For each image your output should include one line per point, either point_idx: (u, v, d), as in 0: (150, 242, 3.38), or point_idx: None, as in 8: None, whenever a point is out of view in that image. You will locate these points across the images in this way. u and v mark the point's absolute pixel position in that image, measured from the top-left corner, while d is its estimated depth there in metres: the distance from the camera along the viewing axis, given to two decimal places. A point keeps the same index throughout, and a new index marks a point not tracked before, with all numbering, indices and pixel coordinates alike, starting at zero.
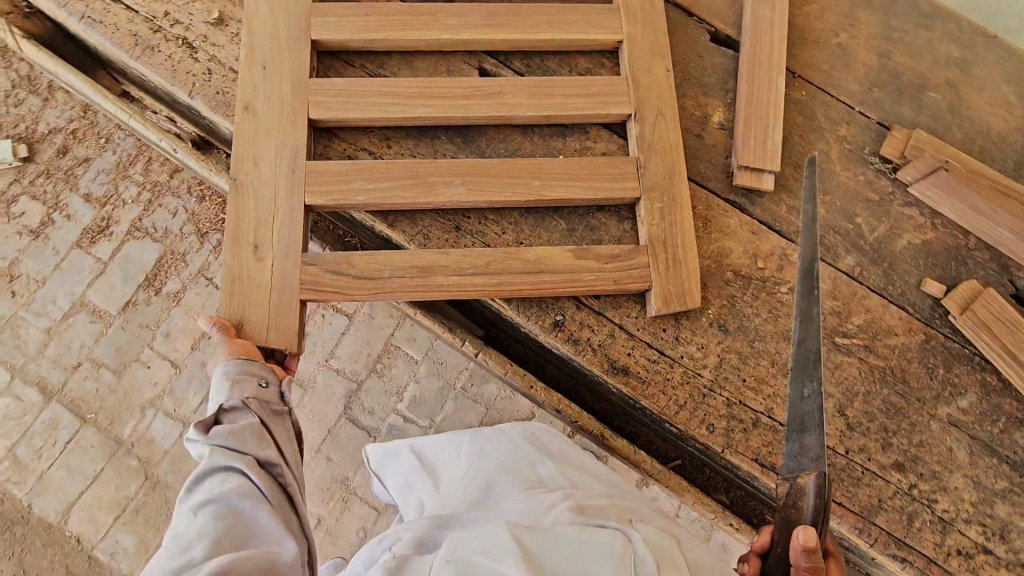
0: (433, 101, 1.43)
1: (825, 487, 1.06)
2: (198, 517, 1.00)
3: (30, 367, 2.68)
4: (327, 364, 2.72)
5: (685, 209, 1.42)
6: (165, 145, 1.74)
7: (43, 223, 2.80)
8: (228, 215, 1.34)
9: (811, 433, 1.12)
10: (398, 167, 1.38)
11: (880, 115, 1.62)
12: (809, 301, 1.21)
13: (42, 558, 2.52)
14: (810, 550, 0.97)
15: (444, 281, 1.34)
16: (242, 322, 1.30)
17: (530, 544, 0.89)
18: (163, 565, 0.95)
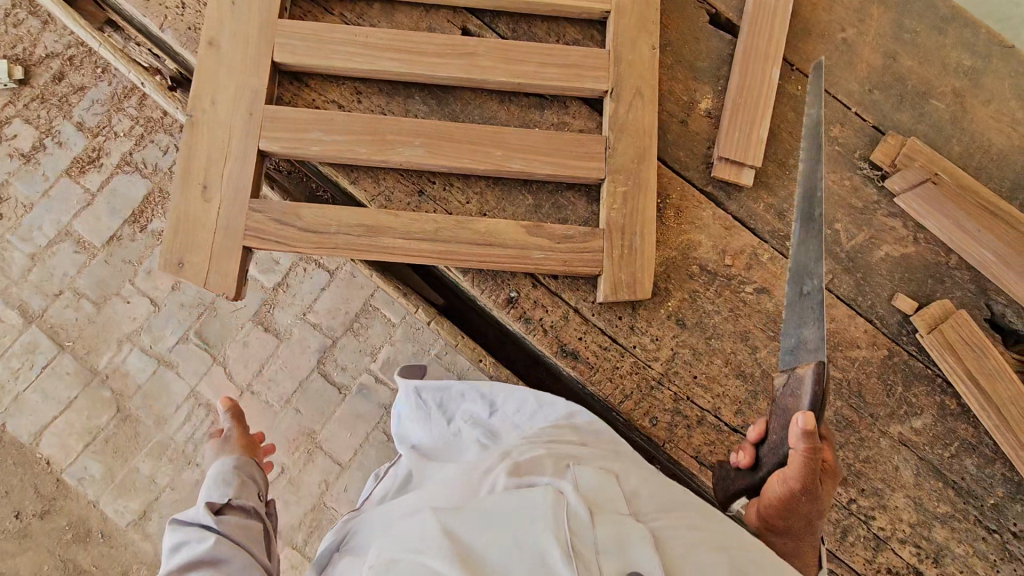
0: (404, 57, 1.39)
1: (823, 375, 1.06)
2: None
3: (12, 290, 2.70)
4: (304, 316, 2.73)
5: (649, 195, 1.38)
6: (133, 77, 1.75)
7: (35, 147, 2.79)
8: (180, 152, 1.31)
9: (810, 327, 1.11)
10: (357, 121, 1.35)
11: (876, 119, 1.55)
12: (810, 203, 1.19)
13: (12, 476, 2.59)
14: (809, 433, 0.99)
15: (392, 243, 1.32)
16: (183, 263, 1.28)
17: (454, 526, 0.79)
18: None
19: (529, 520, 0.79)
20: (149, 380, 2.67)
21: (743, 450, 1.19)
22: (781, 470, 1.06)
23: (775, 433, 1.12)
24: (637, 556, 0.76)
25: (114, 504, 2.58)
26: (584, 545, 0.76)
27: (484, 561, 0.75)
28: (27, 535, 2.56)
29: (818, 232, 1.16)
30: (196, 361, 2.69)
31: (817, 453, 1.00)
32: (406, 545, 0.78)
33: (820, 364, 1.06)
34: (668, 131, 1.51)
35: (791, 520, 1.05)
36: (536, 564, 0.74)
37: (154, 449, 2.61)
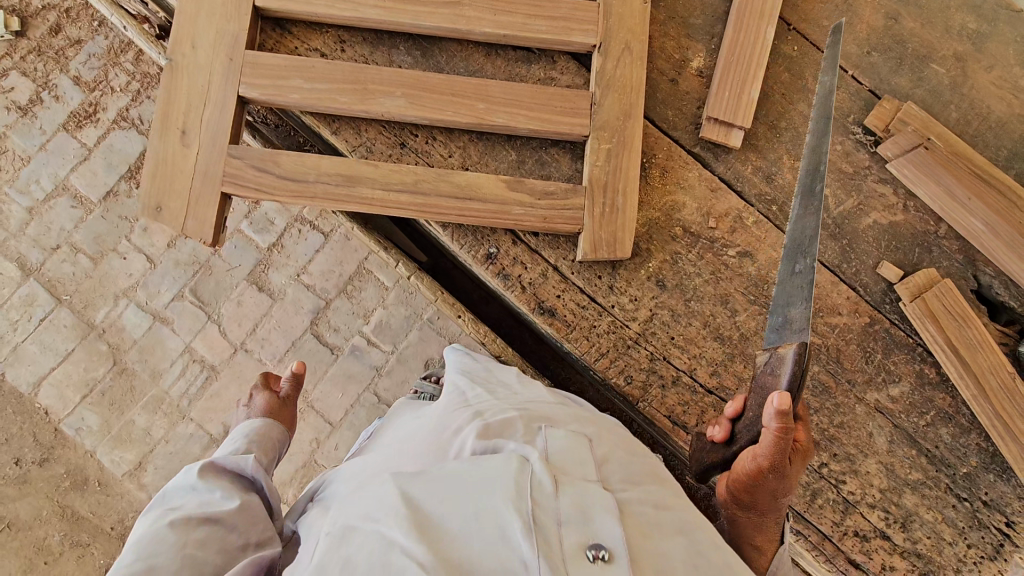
0: (387, 4, 1.36)
1: (804, 356, 1.06)
2: (193, 528, 1.03)
3: (11, 243, 2.73)
4: (298, 278, 2.74)
5: (634, 153, 1.36)
6: (116, 21, 1.71)
7: (32, 101, 2.78)
8: (159, 96, 1.30)
9: (797, 307, 1.14)
10: (338, 69, 1.33)
11: (873, 83, 1.51)
12: (812, 176, 1.21)
13: (12, 424, 2.65)
14: (781, 412, 1.01)
15: (369, 194, 1.31)
16: (161, 209, 1.28)
17: (417, 495, 0.84)
18: (133, 551, 0.99)
19: (492, 491, 0.84)
20: (145, 335, 2.70)
21: (720, 425, 1.22)
22: (752, 448, 1.10)
23: (752, 410, 1.14)
24: (598, 530, 0.81)
25: (110, 455, 2.63)
26: (546, 515, 0.81)
27: (442, 533, 0.79)
28: (26, 481, 2.63)
29: (815, 208, 1.17)
30: (191, 318, 2.72)
31: (788, 434, 1.03)
32: (373, 511, 0.84)
33: (801, 345, 1.07)
34: (657, 89, 1.48)
35: (756, 495, 1.11)
36: (497, 536, 0.79)
37: (150, 402, 2.66)
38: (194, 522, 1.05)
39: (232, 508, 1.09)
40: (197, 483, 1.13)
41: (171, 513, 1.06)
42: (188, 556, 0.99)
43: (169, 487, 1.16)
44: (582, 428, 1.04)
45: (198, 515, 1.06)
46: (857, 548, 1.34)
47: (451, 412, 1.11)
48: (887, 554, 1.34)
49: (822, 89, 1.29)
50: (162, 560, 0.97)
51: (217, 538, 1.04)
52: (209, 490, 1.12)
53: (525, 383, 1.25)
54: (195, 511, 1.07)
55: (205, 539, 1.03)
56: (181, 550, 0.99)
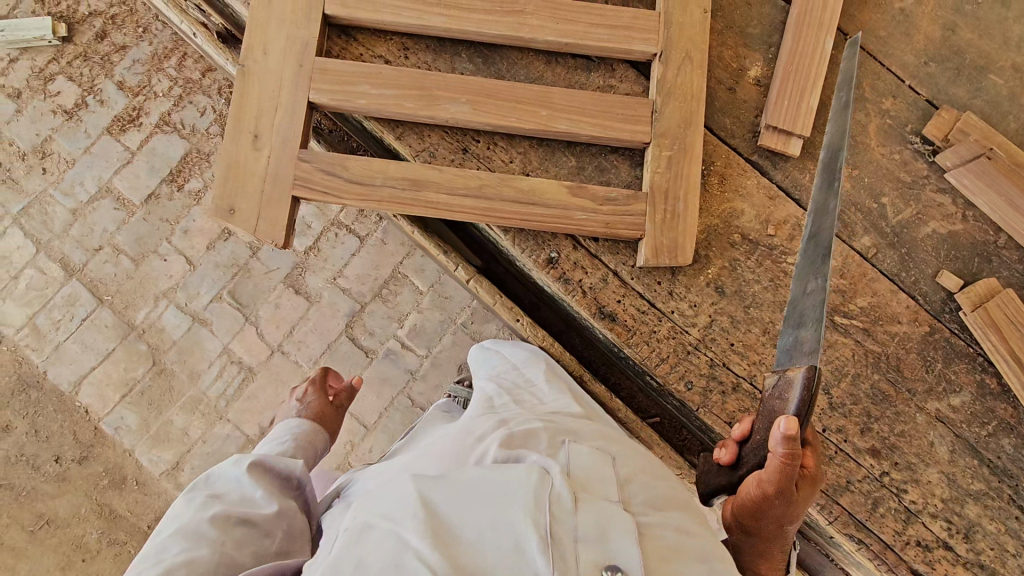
0: (452, 12, 1.38)
1: (814, 381, 1.02)
2: (232, 527, 1.05)
3: (55, 244, 2.78)
4: (334, 281, 2.78)
5: (695, 160, 1.37)
6: (185, 28, 1.75)
7: (78, 105, 2.85)
8: (233, 101, 1.34)
9: (807, 329, 1.10)
10: (404, 75, 1.35)
11: (930, 93, 1.51)
12: (827, 192, 1.18)
13: (53, 421, 2.69)
14: (789, 438, 1.01)
15: (433, 197, 1.33)
16: (234, 210, 1.31)
17: (434, 499, 0.83)
18: (174, 542, 1.01)
19: (511, 501, 0.82)
20: (184, 337, 2.74)
21: (726, 448, 1.22)
22: (758, 473, 1.11)
23: (758, 433, 1.14)
24: (616, 551, 0.79)
25: (148, 454, 2.67)
26: (564, 531, 0.79)
27: (458, 540, 0.78)
28: (65, 479, 2.66)
29: (830, 222, 1.14)
30: (229, 320, 2.76)
31: (794, 461, 1.05)
32: (389, 511, 0.83)
33: (810, 369, 1.02)
34: (716, 97, 1.50)
35: (767, 516, 1.13)
36: (510, 547, 0.77)
37: (187, 403, 2.70)
38: (233, 519, 1.06)
39: (269, 511, 1.11)
40: (241, 480, 1.15)
41: (213, 503, 1.09)
42: (224, 557, 1.00)
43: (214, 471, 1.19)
44: (607, 445, 1.02)
45: (237, 514, 1.07)
46: (919, 559, 1.33)
47: (477, 419, 1.10)
48: (950, 565, 1.32)
49: (838, 105, 1.26)
50: (201, 555, 0.99)
51: (252, 539, 1.06)
52: (253, 486, 1.14)
53: (552, 394, 1.25)
54: (235, 508, 1.08)
55: (241, 540, 1.04)
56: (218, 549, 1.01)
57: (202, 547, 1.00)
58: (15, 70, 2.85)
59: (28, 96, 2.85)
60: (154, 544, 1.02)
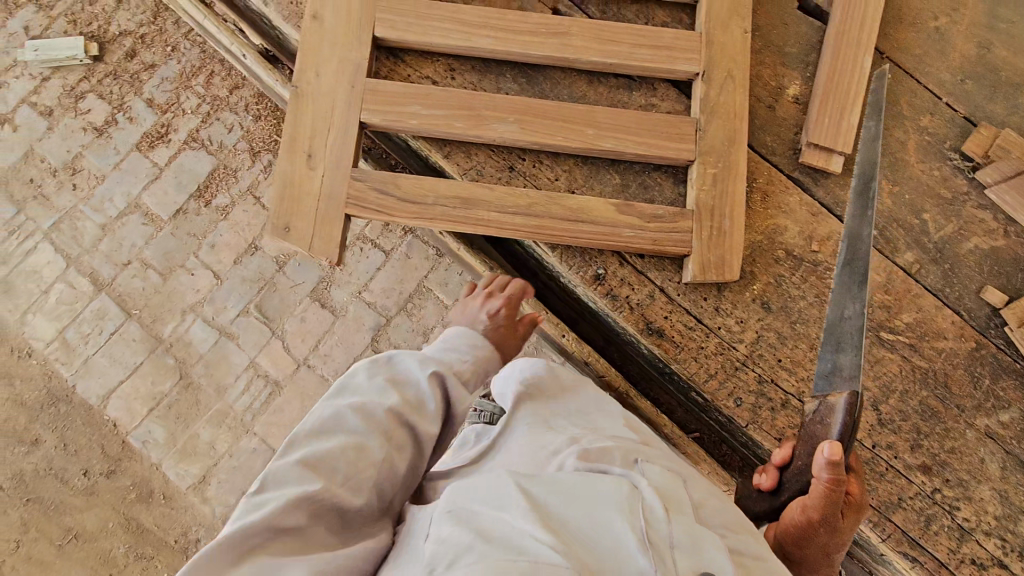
0: (499, 33, 1.41)
1: (856, 406, 1.04)
2: (397, 430, 0.99)
3: (84, 258, 2.81)
4: (360, 295, 2.79)
5: (740, 178, 1.39)
6: (234, 50, 1.78)
7: (108, 122, 2.89)
8: (287, 122, 1.36)
9: (845, 354, 1.13)
10: (453, 96, 1.38)
11: (968, 110, 1.53)
12: (860, 222, 1.21)
13: (81, 435, 2.70)
14: (834, 462, 1.00)
15: (484, 215, 1.35)
16: (289, 228, 1.33)
17: (533, 492, 0.83)
18: (348, 415, 0.97)
19: (606, 505, 0.83)
20: (211, 350, 2.76)
21: (766, 473, 1.20)
22: (801, 498, 1.08)
23: (800, 459, 1.12)
24: (712, 562, 0.78)
25: (176, 468, 2.68)
26: (660, 538, 0.79)
27: (562, 531, 0.78)
28: (92, 493, 2.67)
29: (864, 254, 1.18)
30: (256, 334, 2.77)
31: (840, 485, 1.03)
32: (487, 500, 0.82)
33: (852, 394, 1.05)
34: (756, 116, 1.52)
35: (808, 550, 1.08)
36: (611, 545, 0.77)
37: (215, 416, 2.71)
38: (401, 421, 1.00)
39: (435, 431, 1.03)
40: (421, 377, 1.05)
41: (392, 396, 1.01)
42: (386, 461, 0.96)
43: (395, 355, 1.10)
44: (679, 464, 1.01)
45: (406, 418, 1.00)
46: None
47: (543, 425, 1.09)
48: None
49: (869, 133, 1.31)
50: (373, 448, 0.95)
51: (412, 450, 1.01)
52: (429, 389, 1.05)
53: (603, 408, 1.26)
54: (406, 410, 1.01)
55: (401, 449, 0.99)
56: (385, 452, 0.95)
57: (374, 439, 0.96)
58: (47, 88, 2.90)
59: (60, 113, 2.89)
60: (329, 409, 0.97)
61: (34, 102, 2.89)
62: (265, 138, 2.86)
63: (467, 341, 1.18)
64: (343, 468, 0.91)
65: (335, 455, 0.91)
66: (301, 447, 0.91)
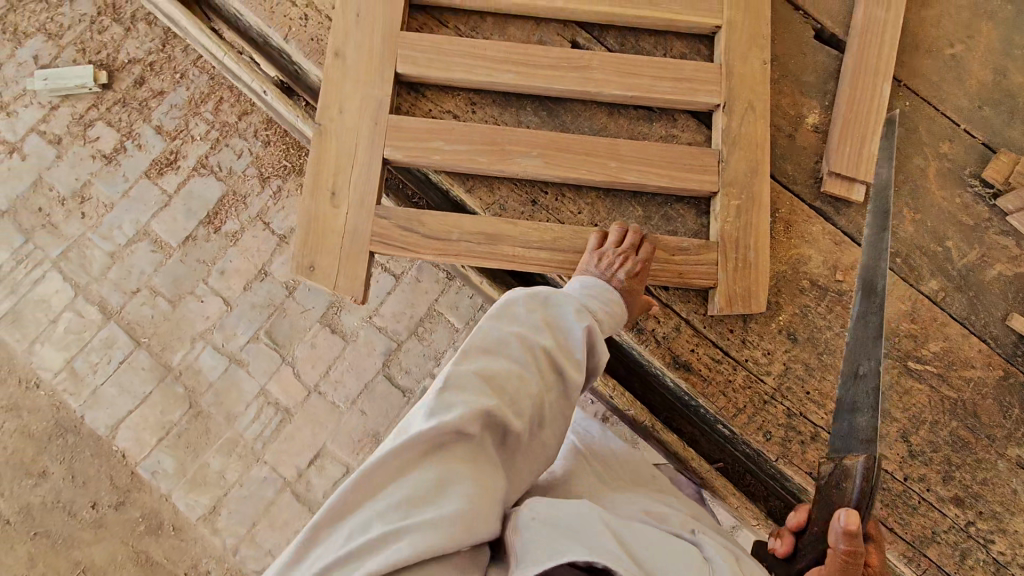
0: (521, 67, 1.41)
1: (875, 471, 1.02)
2: (548, 369, 1.03)
3: (92, 287, 2.79)
4: (370, 320, 2.77)
5: (764, 209, 1.38)
6: (254, 87, 1.73)
7: (116, 149, 2.89)
8: (311, 160, 1.37)
9: (862, 414, 1.11)
10: (476, 130, 1.38)
11: (986, 136, 1.53)
12: (872, 275, 1.22)
13: (89, 466, 2.67)
14: (850, 533, 0.94)
15: (509, 251, 1.34)
16: (315, 266, 1.33)
17: (618, 527, 0.95)
18: (509, 344, 1.02)
19: (679, 553, 0.95)
20: (221, 378, 2.73)
21: (782, 538, 1.13)
22: (816, 569, 1.00)
23: (817, 525, 1.06)
24: None
25: (185, 498, 2.64)
26: None
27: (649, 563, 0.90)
28: (101, 525, 2.63)
29: (880, 305, 1.18)
30: (266, 361, 2.75)
31: (856, 559, 0.95)
32: (575, 515, 0.93)
33: (870, 458, 1.03)
34: (776, 145, 1.52)
35: None
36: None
37: (225, 445, 2.68)
38: (551, 361, 1.04)
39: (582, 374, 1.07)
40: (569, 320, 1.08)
41: (546, 334, 1.05)
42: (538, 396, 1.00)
43: (550, 293, 1.13)
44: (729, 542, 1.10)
45: (556, 359, 1.04)
46: None
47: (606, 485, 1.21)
48: None
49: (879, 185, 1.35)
50: (531, 378, 1.00)
51: (559, 388, 1.05)
52: (575, 334, 1.08)
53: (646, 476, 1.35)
54: (558, 350, 1.05)
55: (551, 387, 1.03)
56: (537, 389, 1.00)
57: (533, 371, 1.00)
58: (56, 117, 2.90)
59: (68, 142, 2.89)
60: (495, 332, 1.02)
61: (43, 131, 2.89)
62: (274, 164, 2.85)
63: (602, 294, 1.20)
64: (507, 392, 0.96)
65: (498, 381, 0.97)
66: (473, 362, 0.97)
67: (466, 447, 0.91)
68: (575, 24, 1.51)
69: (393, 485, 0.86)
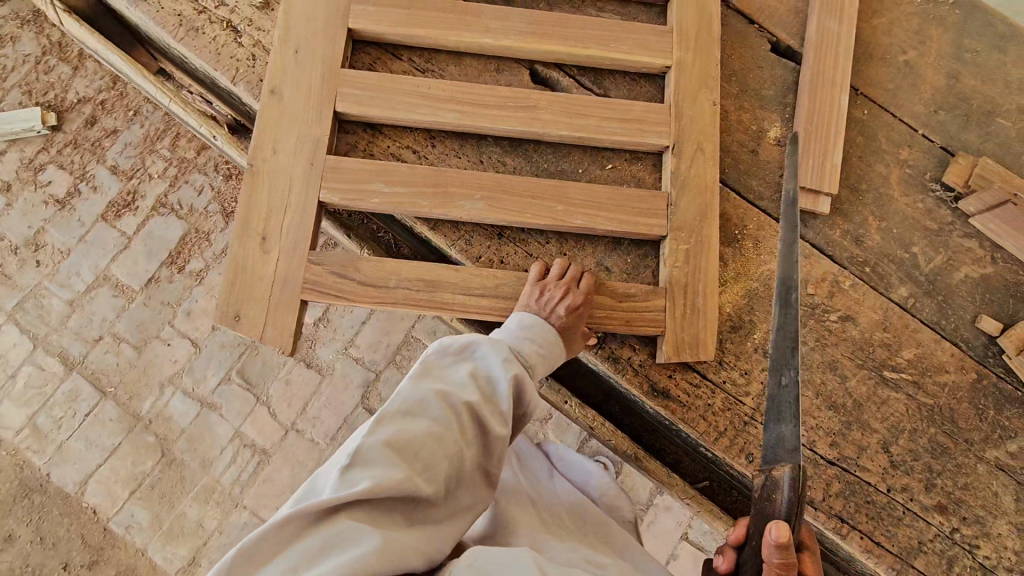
0: (465, 107, 1.38)
1: (800, 480, 1.00)
2: (472, 424, 0.99)
3: (52, 338, 2.69)
4: (345, 352, 2.71)
5: (713, 255, 1.36)
6: (204, 132, 1.70)
7: (70, 193, 2.79)
8: (239, 203, 1.32)
9: (787, 425, 1.07)
10: (417, 174, 1.34)
11: (944, 140, 1.54)
12: (786, 288, 1.17)
13: (58, 526, 2.55)
14: (782, 545, 0.96)
15: (449, 298, 1.30)
16: (241, 316, 1.29)
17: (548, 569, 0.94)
18: (430, 401, 0.97)
19: None
20: (193, 423, 2.64)
21: (724, 555, 1.14)
22: None
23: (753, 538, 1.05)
24: None
25: (162, 551, 2.53)
26: None
27: None
28: None
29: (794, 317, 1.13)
30: (239, 402, 2.67)
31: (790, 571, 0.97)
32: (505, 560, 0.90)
33: (795, 468, 1.01)
34: (739, 161, 1.51)
35: None
36: None
37: (202, 493, 2.58)
38: (475, 416, 1.00)
39: (507, 429, 1.03)
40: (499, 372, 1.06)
41: (472, 389, 1.01)
42: (455, 455, 0.95)
43: (479, 343, 1.09)
44: None
45: (480, 414, 1.00)
46: None
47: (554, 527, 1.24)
48: None
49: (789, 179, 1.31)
50: (450, 438, 0.95)
51: (481, 444, 1.01)
52: (504, 388, 1.04)
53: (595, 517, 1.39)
54: (484, 404, 1.01)
55: (472, 442, 0.99)
56: (456, 447, 0.95)
57: (453, 429, 0.96)
58: (4, 162, 2.79)
59: (18, 188, 2.78)
60: (415, 390, 0.97)
61: None
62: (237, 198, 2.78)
63: (537, 333, 1.19)
64: (423, 455, 0.91)
65: (414, 441, 0.91)
66: (388, 422, 0.92)
67: (374, 511, 0.86)
68: (542, 61, 1.49)
69: (288, 553, 0.80)
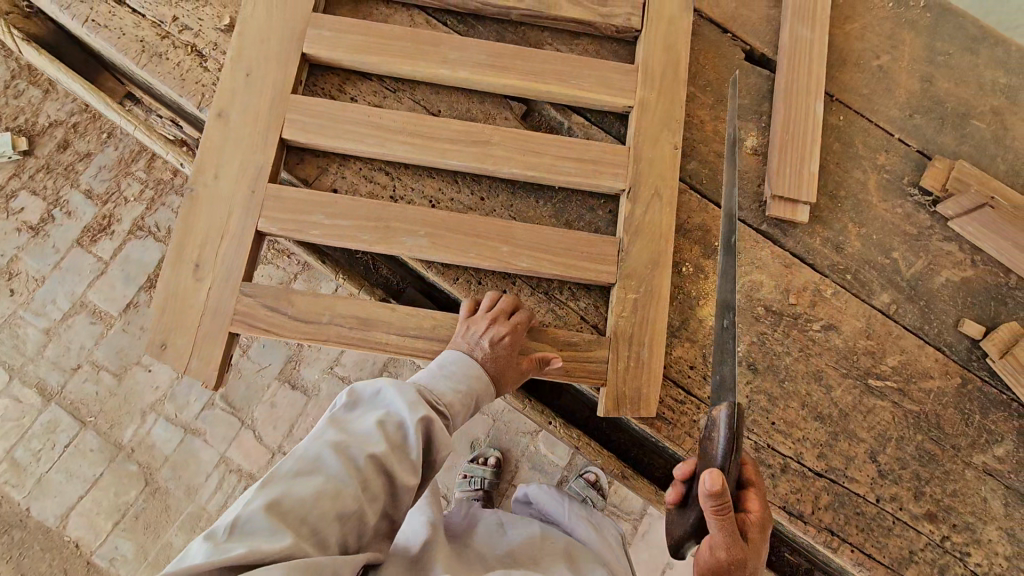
0: (412, 140, 1.35)
1: (735, 421, 0.90)
2: (378, 476, 0.92)
3: (28, 368, 2.62)
4: (331, 371, 2.67)
5: (663, 303, 1.32)
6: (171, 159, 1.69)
7: (43, 219, 2.73)
8: (175, 229, 1.31)
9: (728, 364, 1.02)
10: (360, 206, 1.32)
11: (920, 143, 1.54)
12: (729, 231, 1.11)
13: (40, 562, 2.48)
14: (715, 494, 0.86)
15: (383, 338, 1.29)
16: (167, 345, 1.28)
17: None
18: (329, 456, 0.90)
19: None
20: (177, 450, 2.59)
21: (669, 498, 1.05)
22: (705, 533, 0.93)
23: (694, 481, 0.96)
24: None
25: None
26: None
27: None
28: None
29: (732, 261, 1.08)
30: (224, 426, 2.62)
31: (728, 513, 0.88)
32: None
33: (730, 407, 0.91)
34: (718, 172, 1.50)
35: None
36: None
37: (187, 521, 2.52)
38: (381, 467, 0.93)
39: (416, 477, 0.96)
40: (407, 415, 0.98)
41: (378, 437, 0.94)
42: (354, 512, 0.88)
43: (390, 386, 1.03)
44: None
45: (386, 465, 0.93)
46: None
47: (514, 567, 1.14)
48: None
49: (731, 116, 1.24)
50: (349, 494, 0.88)
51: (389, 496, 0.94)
52: (413, 434, 0.96)
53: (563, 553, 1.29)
54: (390, 453, 0.93)
55: (376, 495, 0.92)
56: (355, 503, 0.88)
57: (353, 484, 0.89)
58: None
59: None
60: (312, 446, 0.91)
61: None
62: None
63: (458, 370, 1.14)
64: (311, 517, 0.84)
65: (307, 501, 0.85)
66: (279, 484, 0.85)
67: None
68: (546, 102, 1.49)
69: None
